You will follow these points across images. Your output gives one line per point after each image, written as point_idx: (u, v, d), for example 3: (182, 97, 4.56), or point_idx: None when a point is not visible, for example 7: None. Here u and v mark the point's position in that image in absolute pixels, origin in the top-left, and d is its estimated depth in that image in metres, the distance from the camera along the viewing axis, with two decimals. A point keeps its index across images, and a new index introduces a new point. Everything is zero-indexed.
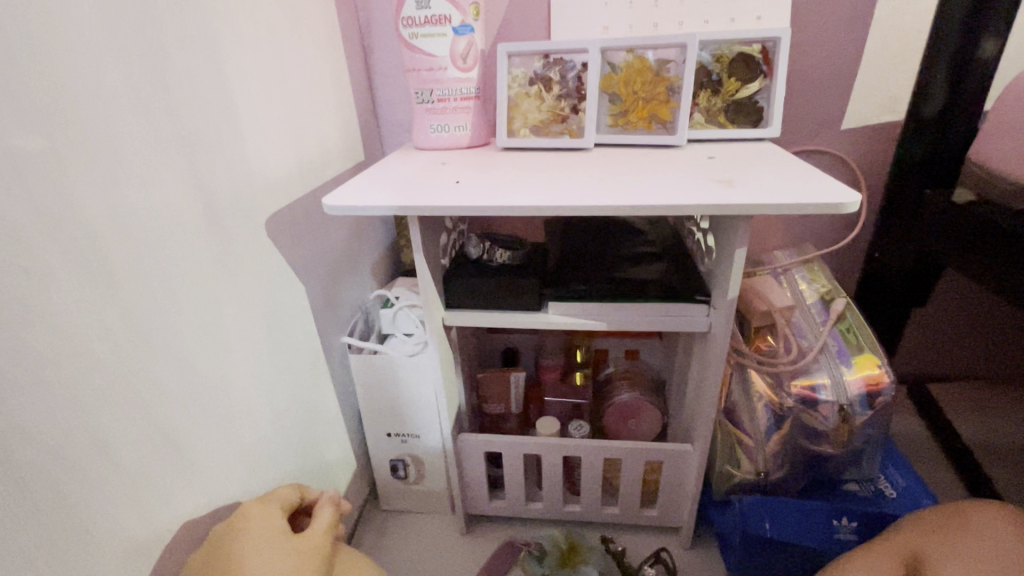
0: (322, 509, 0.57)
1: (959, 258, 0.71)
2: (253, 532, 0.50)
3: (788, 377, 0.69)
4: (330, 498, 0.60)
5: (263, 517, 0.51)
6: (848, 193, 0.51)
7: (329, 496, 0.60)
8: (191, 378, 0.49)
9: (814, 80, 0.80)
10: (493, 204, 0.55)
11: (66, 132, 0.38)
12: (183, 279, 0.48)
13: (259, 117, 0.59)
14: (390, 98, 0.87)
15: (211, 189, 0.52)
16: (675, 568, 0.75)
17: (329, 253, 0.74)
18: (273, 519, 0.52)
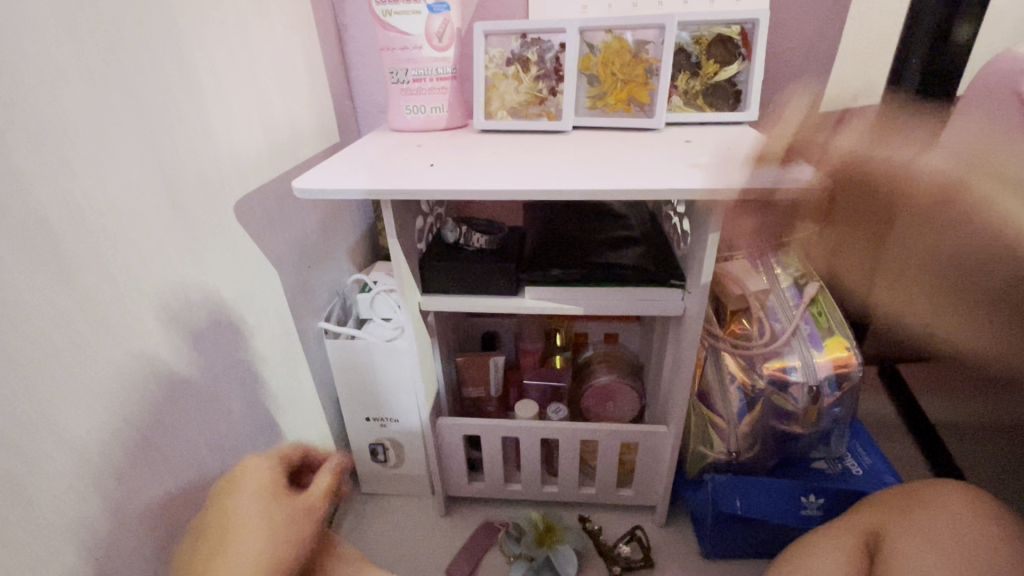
0: (317, 476, 0.52)
1: (927, 243, 0.72)
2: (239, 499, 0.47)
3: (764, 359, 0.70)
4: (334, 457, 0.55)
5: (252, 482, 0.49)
6: (818, 177, 0.51)
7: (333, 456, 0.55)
8: (157, 365, 0.48)
9: (793, 63, 0.79)
10: (466, 187, 0.54)
11: (10, 111, 0.36)
12: (148, 264, 0.47)
13: (225, 97, 0.57)
14: (366, 77, 0.85)
15: (174, 171, 0.50)
16: (648, 545, 0.77)
17: (303, 237, 0.72)
18: (264, 480, 0.49)
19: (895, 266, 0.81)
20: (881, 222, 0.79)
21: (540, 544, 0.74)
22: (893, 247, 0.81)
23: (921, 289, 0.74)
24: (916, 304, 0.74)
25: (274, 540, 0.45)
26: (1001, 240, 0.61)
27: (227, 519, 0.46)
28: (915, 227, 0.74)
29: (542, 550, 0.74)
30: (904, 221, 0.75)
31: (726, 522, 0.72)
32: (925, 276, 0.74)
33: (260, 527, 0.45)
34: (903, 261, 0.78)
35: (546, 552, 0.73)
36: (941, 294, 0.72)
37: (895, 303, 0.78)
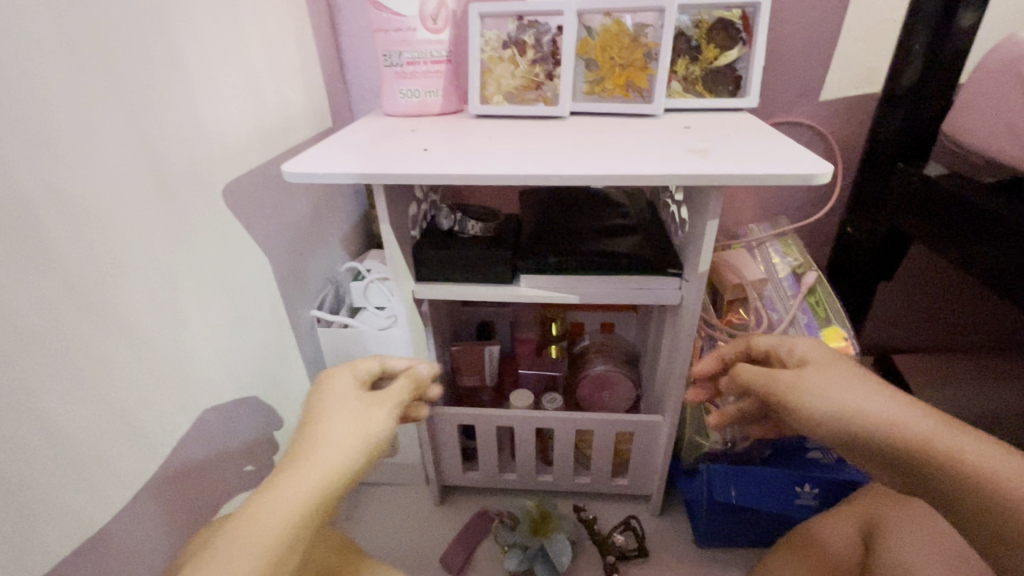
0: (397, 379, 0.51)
1: (926, 232, 0.72)
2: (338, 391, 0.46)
3: (765, 421, 0.58)
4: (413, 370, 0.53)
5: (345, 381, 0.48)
6: (820, 164, 0.50)
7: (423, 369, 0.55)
8: (144, 352, 0.47)
9: (795, 48, 0.78)
10: (460, 171, 0.53)
11: None
12: (132, 249, 0.46)
13: (211, 78, 0.55)
14: (359, 60, 0.83)
15: (160, 154, 0.49)
16: (643, 535, 0.77)
17: (295, 223, 0.71)
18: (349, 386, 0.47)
19: (819, 359, 0.46)
20: (769, 392, 0.46)
21: (534, 532, 0.74)
22: (818, 373, 0.44)
23: (853, 381, 0.43)
24: (824, 397, 0.42)
25: (362, 431, 0.43)
26: (1003, 230, 0.60)
27: (320, 408, 0.45)
28: (832, 367, 0.45)
29: (536, 538, 0.74)
30: (782, 376, 0.45)
31: (722, 511, 0.71)
32: (861, 380, 0.43)
33: (350, 416, 0.44)
34: (814, 359, 0.47)
35: (540, 539, 0.73)
36: (892, 414, 0.40)
37: (810, 400, 0.43)
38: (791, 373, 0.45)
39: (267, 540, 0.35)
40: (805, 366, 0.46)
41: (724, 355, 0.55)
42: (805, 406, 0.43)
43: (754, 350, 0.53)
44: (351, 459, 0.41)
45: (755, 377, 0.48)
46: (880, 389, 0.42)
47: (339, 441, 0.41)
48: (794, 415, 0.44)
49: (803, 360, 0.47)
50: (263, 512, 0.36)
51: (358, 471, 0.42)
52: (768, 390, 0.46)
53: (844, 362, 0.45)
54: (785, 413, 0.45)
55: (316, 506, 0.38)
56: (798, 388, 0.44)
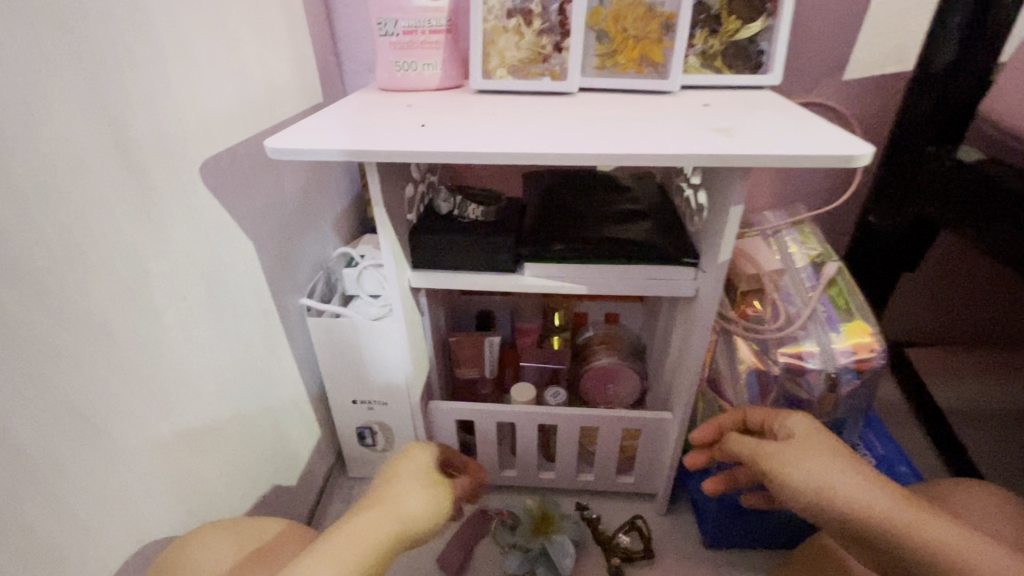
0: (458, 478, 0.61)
1: (954, 220, 0.68)
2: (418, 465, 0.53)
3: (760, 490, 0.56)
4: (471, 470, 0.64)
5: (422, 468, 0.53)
6: (858, 144, 0.46)
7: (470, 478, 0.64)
8: (110, 347, 0.43)
9: (819, 23, 0.73)
10: (461, 149, 0.48)
11: None
12: (95, 232, 0.41)
13: (185, 44, 0.50)
14: (352, 31, 0.78)
15: (127, 126, 0.44)
16: (649, 535, 0.74)
17: (282, 205, 0.66)
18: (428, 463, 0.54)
19: (804, 433, 0.47)
20: (757, 464, 0.47)
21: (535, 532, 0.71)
22: (802, 451, 0.45)
23: (837, 461, 0.44)
24: (804, 472, 0.43)
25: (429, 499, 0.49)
26: None
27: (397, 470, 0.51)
28: (819, 443, 0.46)
29: (539, 539, 0.70)
30: (766, 451, 0.47)
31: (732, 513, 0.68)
32: (840, 457, 0.44)
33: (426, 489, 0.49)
34: (802, 432, 0.47)
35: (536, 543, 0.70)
36: (865, 495, 0.41)
37: (790, 474, 0.44)
38: (778, 448, 0.47)
39: (351, 557, 0.41)
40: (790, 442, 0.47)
41: (722, 424, 0.56)
42: (787, 480, 0.44)
43: (749, 422, 0.54)
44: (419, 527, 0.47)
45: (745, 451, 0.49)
46: (853, 466, 0.43)
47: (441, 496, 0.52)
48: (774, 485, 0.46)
49: (790, 436, 0.48)
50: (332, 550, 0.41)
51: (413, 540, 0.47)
52: (755, 461, 0.48)
53: (833, 442, 0.46)
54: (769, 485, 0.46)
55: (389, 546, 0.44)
56: (779, 459, 0.45)
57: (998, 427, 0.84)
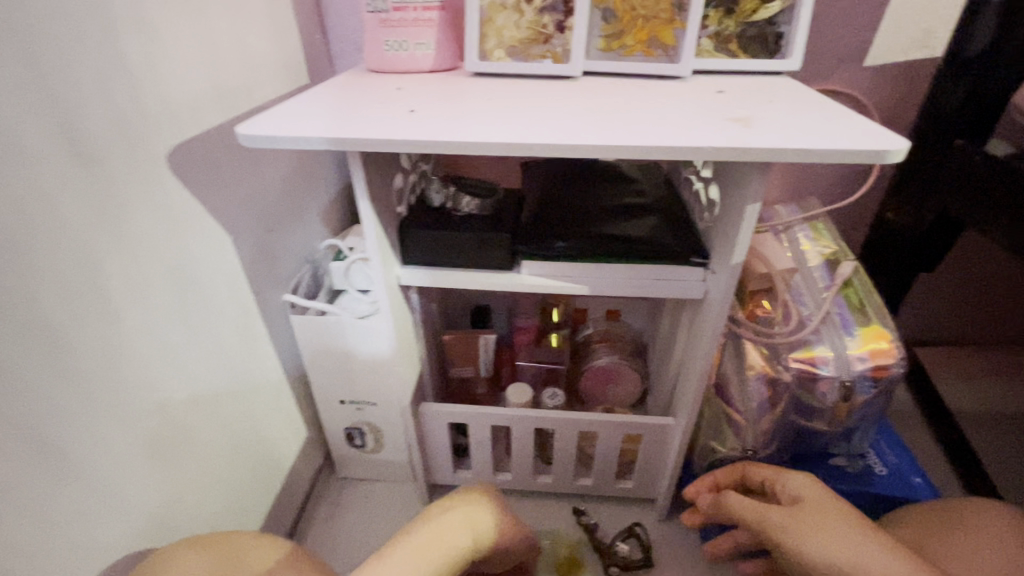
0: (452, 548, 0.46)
1: (980, 218, 0.63)
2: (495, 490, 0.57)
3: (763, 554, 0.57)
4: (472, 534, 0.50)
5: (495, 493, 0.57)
6: (891, 138, 0.41)
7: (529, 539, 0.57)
8: (59, 355, 0.39)
9: (841, 4, 0.68)
10: (452, 138, 0.44)
11: None
12: (39, 229, 0.37)
13: (146, 17, 0.45)
14: (339, 7, 0.72)
15: (75, 109, 0.39)
16: (649, 543, 0.71)
17: (262, 195, 0.62)
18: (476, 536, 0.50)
19: (809, 496, 0.47)
20: (767, 530, 0.47)
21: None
22: (804, 515, 0.45)
23: (839, 522, 0.43)
24: (810, 538, 0.43)
25: (481, 526, 0.49)
26: None
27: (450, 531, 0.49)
28: (825, 508, 0.45)
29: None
30: (775, 516, 0.47)
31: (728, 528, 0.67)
32: (847, 520, 0.43)
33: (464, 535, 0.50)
34: (811, 497, 0.47)
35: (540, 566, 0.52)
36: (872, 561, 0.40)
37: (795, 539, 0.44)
38: (788, 515, 0.46)
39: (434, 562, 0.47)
40: (799, 508, 0.47)
41: (718, 481, 0.58)
42: (797, 548, 0.44)
43: (748, 479, 0.56)
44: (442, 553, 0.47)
45: (755, 517, 0.49)
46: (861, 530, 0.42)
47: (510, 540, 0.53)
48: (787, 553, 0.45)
49: (796, 498, 0.48)
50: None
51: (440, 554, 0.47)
52: (765, 528, 0.47)
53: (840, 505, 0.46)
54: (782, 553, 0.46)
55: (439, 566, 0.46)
56: (789, 526, 0.45)
57: (1014, 432, 0.81)
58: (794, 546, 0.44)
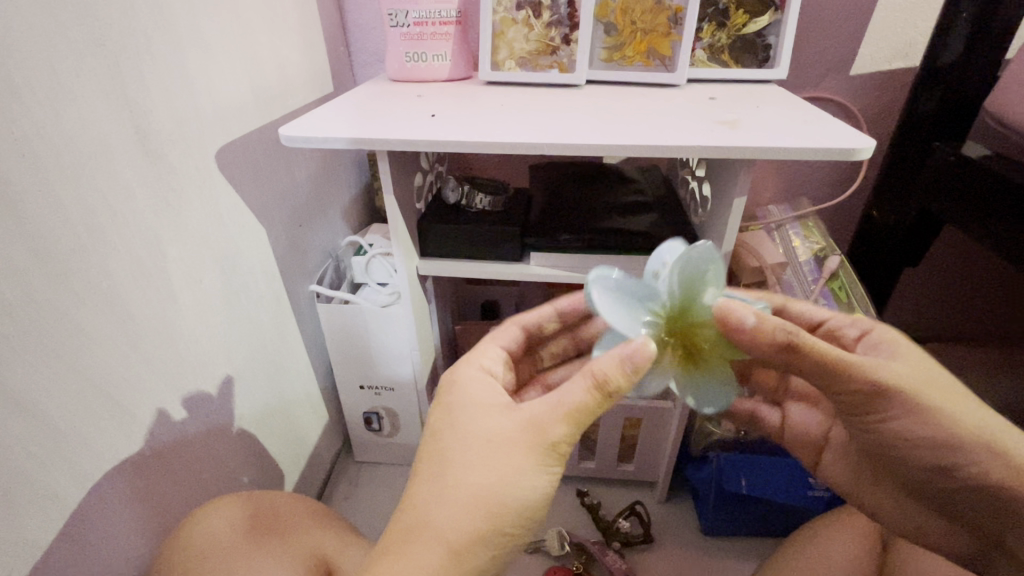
0: (555, 428, 0.36)
1: (953, 213, 0.68)
2: (465, 400, 0.40)
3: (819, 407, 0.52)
4: (565, 411, 0.36)
5: (481, 383, 0.41)
6: (862, 138, 0.47)
7: (548, 405, 0.37)
8: (130, 326, 0.44)
9: (826, 18, 0.73)
10: (469, 138, 0.49)
11: None
12: (115, 215, 0.42)
13: (200, 32, 0.51)
14: (362, 22, 0.78)
15: (144, 112, 0.45)
16: (648, 521, 0.76)
17: (293, 193, 0.67)
18: (493, 403, 0.39)
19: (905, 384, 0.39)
20: (880, 386, 0.38)
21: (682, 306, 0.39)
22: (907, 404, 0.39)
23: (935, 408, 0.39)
24: (916, 418, 0.39)
25: (530, 474, 0.36)
26: None
27: (503, 477, 0.36)
28: (928, 365, 0.40)
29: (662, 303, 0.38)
30: (893, 372, 0.39)
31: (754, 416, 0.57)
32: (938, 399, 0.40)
33: (518, 464, 0.36)
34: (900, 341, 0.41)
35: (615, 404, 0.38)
36: (991, 433, 0.41)
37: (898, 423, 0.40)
38: (905, 366, 0.39)
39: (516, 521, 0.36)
40: (899, 357, 0.40)
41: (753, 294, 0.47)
42: (898, 421, 0.40)
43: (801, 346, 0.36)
44: (531, 497, 0.36)
45: (863, 365, 0.38)
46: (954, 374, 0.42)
47: (524, 491, 0.36)
48: (887, 416, 0.40)
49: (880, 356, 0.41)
50: (475, 516, 0.35)
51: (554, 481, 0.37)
52: (874, 386, 0.38)
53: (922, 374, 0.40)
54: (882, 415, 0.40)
55: (544, 503, 0.37)
56: (917, 386, 0.39)
57: None
58: (919, 410, 0.39)
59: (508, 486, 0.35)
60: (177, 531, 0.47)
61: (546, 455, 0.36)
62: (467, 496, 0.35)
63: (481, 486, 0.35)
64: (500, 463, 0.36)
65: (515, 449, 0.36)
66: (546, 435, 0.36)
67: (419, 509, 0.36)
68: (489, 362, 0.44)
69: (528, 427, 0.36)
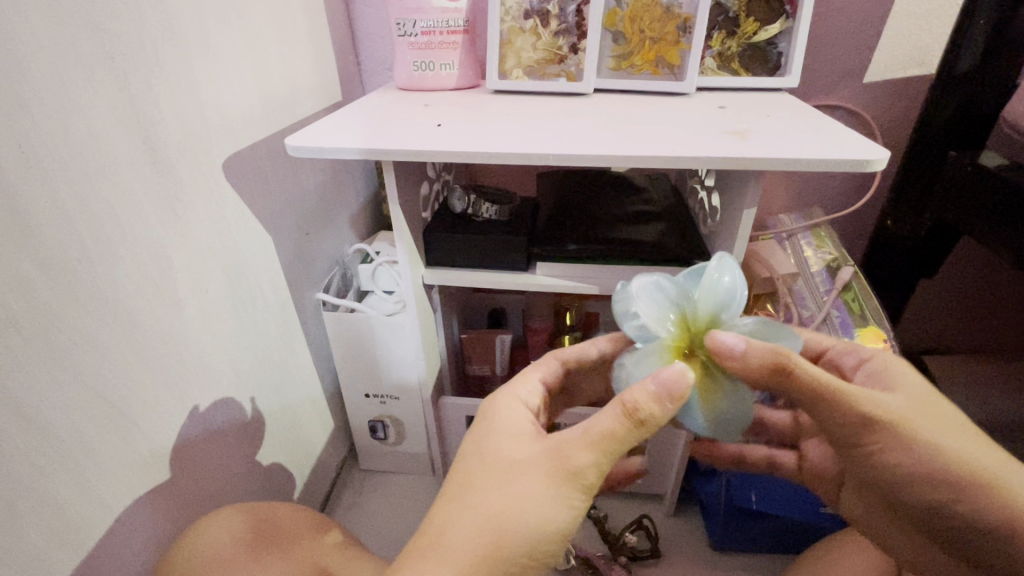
0: (579, 455, 0.35)
1: (969, 223, 0.67)
2: (498, 428, 0.39)
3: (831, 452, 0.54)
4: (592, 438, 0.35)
5: (511, 411, 0.41)
6: (875, 149, 0.46)
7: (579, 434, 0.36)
8: (136, 336, 0.44)
9: (838, 26, 0.72)
10: (475, 148, 0.49)
11: None
12: (123, 225, 0.43)
13: (209, 43, 0.51)
14: (371, 31, 0.79)
15: (153, 123, 0.45)
16: (656, 535, 0.75)
17: (300, 202, 0.67)
18: (524, 431, 0.39)
19: (901, 416, 0.38)
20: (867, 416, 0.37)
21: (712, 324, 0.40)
22: (898, 439, 0.38)
23: (929, 443, 0.38)
24: (906, 451, 0.38)
25: (553, 505, 0.35)
26: None
27: (526, 505, 0.35)
28: (929, 400, 0.40)
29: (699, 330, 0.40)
30: (887, 404, 0.38)
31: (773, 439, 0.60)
32: (937, 434, 0.39)
33: (541, 493, 0.35)
34: (903, 375, 0.41)
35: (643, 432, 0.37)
36: (988, 464, 0.39)
37: (891, 458, 0.39)
38: (904, 403, 0.39)
39: (533, 551, 0.35)
40: (900, 392, 0.40)
41: None
42: (888, 453, 0.39)
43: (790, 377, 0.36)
44: (552, 529, 0.35)
45: (852, 396, 0.37)
46: (961, 417, 0.41)
47: (547, 520, 0.35)
48: (879, 453, 0.39)
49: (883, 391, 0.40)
50: (492, 544, 0.34)
51: (577, 514, 0.36)
52: (861, 415, 0.37)
53: (924, 410, 0.39)
54: (879, 451, 0.39)
55: (563, 535, 0.36)
56: (909, 419, 0.38)
57: None
58: (913, 443, 0.38)
59: (529, 515, 0.35)
60: (180, 542, 0.47)
61: (570, 484, 0.35)
62: (487, 523, 0.35)
63: (503, 513, 0.35)
64: (525, 491, 0.35)
65: (541, 477, 0.36)
66: (574, 466, 0.35)
67: (437, 541, 0.34)
68: (522, 391, 0.43)
69: (554, 455, 0.36)
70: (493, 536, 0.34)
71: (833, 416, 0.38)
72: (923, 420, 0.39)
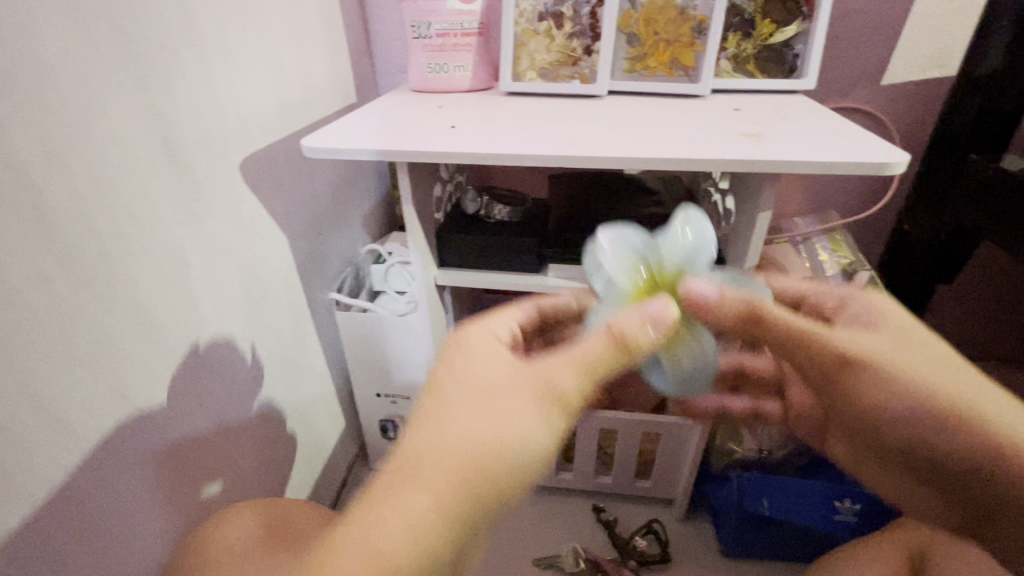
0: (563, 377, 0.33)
1: (989, 228, 0.65)
2: (469, 355, 0.36)
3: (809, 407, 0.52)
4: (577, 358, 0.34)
5: (486, 341, 0.37)
6: (894, 152, 0.45)
7: (565, 357, 0.35)
8: (152, 334, 0.45)
9: (856, 27, 0.71)
10: (489, 150, 0.49)
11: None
12: (141, 225, 0.43)
13: (227, 45, 0.52)
14: (386, 33, 0.79)
15: (171, 123, 0.46)
16: (666, 540, 0.74)
17: (313, 202, 0.68)
18: (499, 357, 0.36)
19: (879, 354, 0.39)
20: (838, 356, 0.39)
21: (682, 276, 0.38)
22: (877, 374, 0.40)
23: (912, 378, 0.39)
24: (884, 385, 0.40)
25: (534, 425, 0.32)
26: None
27: (506, 424, 0.32)
28: (913, 334, 0.40)
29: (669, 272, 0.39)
30: (863, 341, 0.40)
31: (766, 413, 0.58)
32: (920, 368, 0.39)
33: (522, 412, 0.32)
34: (882, 311, 0.41)
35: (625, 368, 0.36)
36: (981, 399, 0.40)
37: (869, 393, 0.40)
38: (885, 341, 0.40)
39: (511, 481, 0.31)
40: (883, 331, 0.40)
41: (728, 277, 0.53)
42: (867, 388, 0.40)
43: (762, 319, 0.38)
44: (531, 455, 0.32)
45: (821, 332, 0.39)
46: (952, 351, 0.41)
47: (528, 444, 0.32)
48: (852, 387, 0.41)
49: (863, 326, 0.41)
50: (468, 469, 0.30)
51: (556, 442, 0.33)
52: (840, 355, 0.39)
53: (906, 345, 0.40)
54: (852, 386, 0.41)
55: (542, 465, 0.33)
56: (888, 356, 0.39)
57: None
58: (892, 381, 0.39)
59: (510, 436, 0.31)
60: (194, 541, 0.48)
61: (552, 405, 0.33)
62: (462, 442, 0.31)
63: (482, 429, 0.31)
64: (507, 411, 0.32)
65: (520, 397, 0.33)
66: (557, 388, 0.33)
67: (399, 468, 0.30)
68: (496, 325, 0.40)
69: (536, 377, 0.34)
70: (470, 457, 0.30)
71: (809, 358, 0.40)
72: (905, 353, 0.39)
